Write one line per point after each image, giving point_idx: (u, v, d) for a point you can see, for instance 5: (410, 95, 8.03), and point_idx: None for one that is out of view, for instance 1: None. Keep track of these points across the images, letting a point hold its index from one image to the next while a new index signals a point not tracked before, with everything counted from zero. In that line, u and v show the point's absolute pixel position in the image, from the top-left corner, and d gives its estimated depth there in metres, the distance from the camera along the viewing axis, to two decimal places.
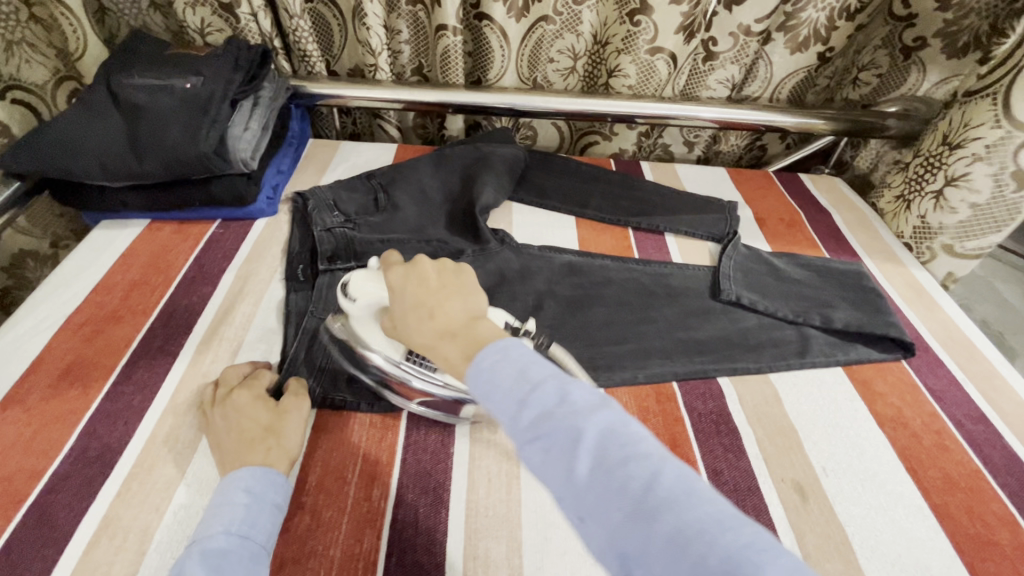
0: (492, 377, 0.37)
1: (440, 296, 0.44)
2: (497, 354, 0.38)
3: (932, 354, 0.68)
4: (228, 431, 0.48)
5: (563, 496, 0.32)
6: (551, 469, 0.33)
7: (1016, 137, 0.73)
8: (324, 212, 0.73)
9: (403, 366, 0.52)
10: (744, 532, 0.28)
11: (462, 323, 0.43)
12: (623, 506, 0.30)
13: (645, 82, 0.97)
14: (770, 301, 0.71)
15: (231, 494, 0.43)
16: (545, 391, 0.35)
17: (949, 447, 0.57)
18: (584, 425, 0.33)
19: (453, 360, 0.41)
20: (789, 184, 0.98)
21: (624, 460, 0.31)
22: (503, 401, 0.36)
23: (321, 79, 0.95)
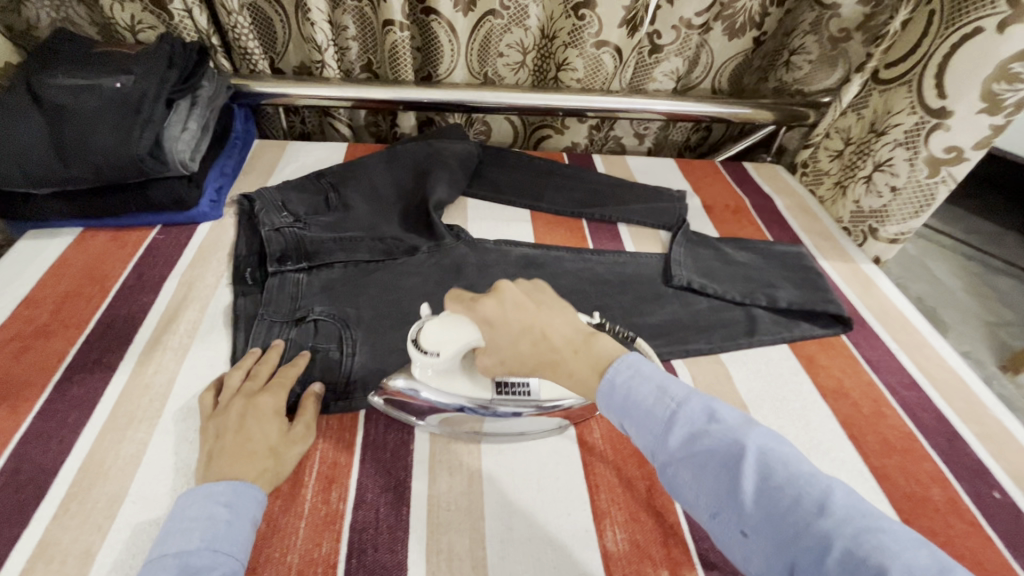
0: (632, 394, 0.42)
1: (543, 316, 0.47)
2: (633, 371, 0.44)
3: (869, 328, 0.72)
4: (236, 432, 0.47)
5: (725, 511, 0.36)
6: (710, 482, 0.37)
7: (929, 124, 0.77)
8: (272, 212, 0.71)
9: (498, 402, 0.53)
10: (925, 554, 0.30)
11: (579, 342, 0.47)
12: (794, 517, 0.34)
13: (593, 75, 0.98)
14: (718, 284, 0.73)
15: (210, 508, 0.41)
16: (694, 410, 0.41)
17: (885, 414, 0.60)
18: (745, 441, 0.38)
19: (579, 372, 0.46)
20: (734, 173, 1.01)
21: (791, 481, 0.35)
22: (647, 419, 0.41)
23: (265, 78, 0.93)
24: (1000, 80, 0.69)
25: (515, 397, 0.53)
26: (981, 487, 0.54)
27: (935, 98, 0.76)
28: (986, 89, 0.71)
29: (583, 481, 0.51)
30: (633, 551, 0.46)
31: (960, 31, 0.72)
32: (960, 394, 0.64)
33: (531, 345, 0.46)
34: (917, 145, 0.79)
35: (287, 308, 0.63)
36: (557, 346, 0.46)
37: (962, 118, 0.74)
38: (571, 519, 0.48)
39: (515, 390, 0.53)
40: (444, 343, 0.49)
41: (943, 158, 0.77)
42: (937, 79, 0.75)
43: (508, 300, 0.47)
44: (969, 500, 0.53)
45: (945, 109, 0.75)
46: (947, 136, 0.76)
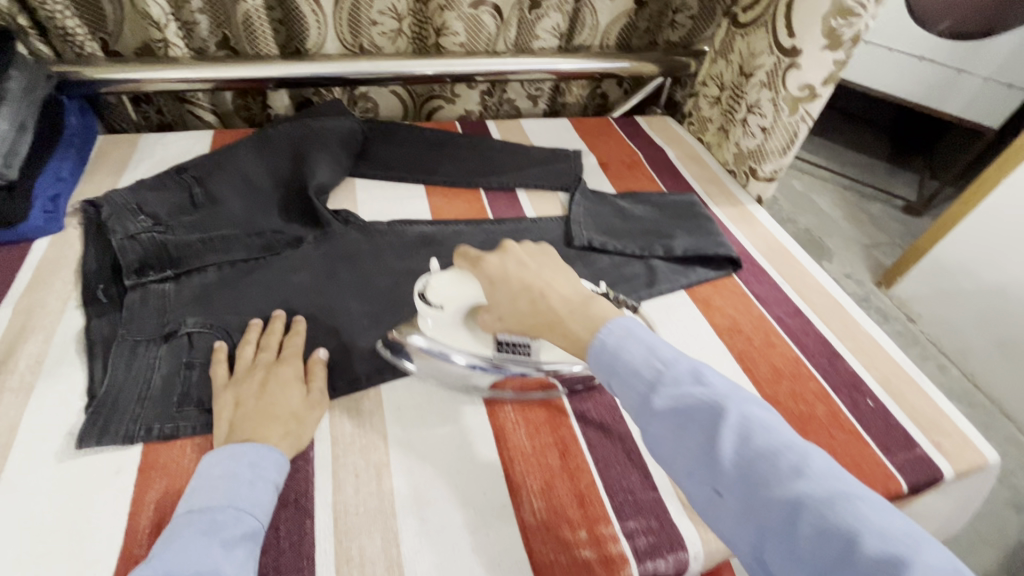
0: (621, 353, 0.42)
1: (542, 279, 0.48)
2: (622, 330, 0.43)
3: (757, 265, 0.76)
4: (258, 398, 0.48)
5: (699, 472, 0.37)
6: (688, 442, 0.38)
7: (784, 63, 0.81)
8: (125, 217, 0.63)
9: (497, 360, 0.53)
10: (894, 518, 0.32)
11: (578, 304, 0.46)
12: (771, 482, 0.34)
13: (476, 37, 0.94)
14: (618, 240, 0.74)
15: (232, 467, 0.42)
16: (680, 371, 0.40)
17: (774, 343, 0.65)
18: (729, 405, 0.38)
19: (573, 331, 0.45)
20: (628, 128, 1.02)
21: (771, 448, 0.35)
22: (632, 377, 0.41)
23: (97, 62, 0.80)
24: (836, 16, 0.73)
25: (515, 356, 0.53)
26: (856, 397, 0.60)
27: (787, 39, 0.79)
28: (826, 26, 0.74)
29: (498, 457, 0.50)
30: (550, 518, 0.46)
31: None
32: (836, 315, 0.70)
33: (526, 302, 0.47)
34: (778, 84, 0.83)
35: (153, 324, 0.55)
36: (553, 306, 0.46)
37: (810, 56, 0.77)
38: (488, 498, 0.47)
39: (514, 350, 0.53)
40: (451, 298, 0.51)
41: (800, 96, 0.81)
42: (787, 19, 0.79)
43: (511, 266, 0.49)
44: (847, 411, 0.58)
45: (795, 48, 0.79)
46: (800, 73, 0.79)
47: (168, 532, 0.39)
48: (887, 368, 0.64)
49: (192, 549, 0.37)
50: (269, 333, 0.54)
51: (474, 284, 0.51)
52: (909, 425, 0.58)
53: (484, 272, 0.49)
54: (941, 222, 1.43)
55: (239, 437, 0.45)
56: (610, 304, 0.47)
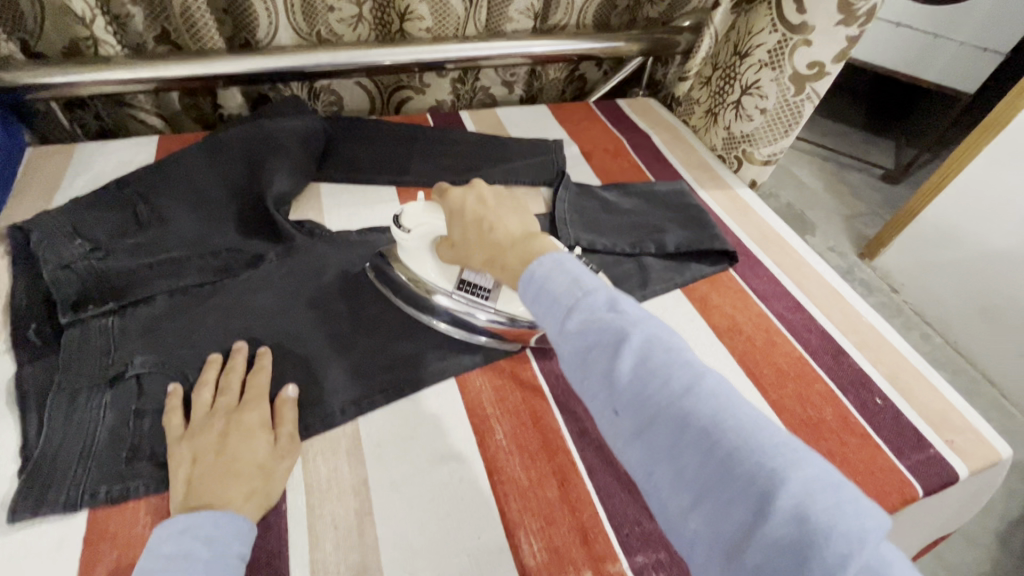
0: (546, 283, 0.38)
1: (497, 213, 0.47)
2: (553, 262, 0.39)
3: (752, 256, 0.72)
4: (217, 453, 0.42)
5: (598, 394, 0.35)
6: (591, 366, 0.35)
7: (792, 40, 0.76)
8: (59, 244, 0.56)
9: (457, 297, 0.56)
10: (779, 436, 0.31)
11: (519, 236, 0.44)
12: (663, 403, 0.32)
13: (443, 22, 0.88)
14: (608, 237, 0.70)
15: (187, 544, 0.36)
16: (595, 298, 0.37)
17: (777, 342, 0.61)
18: (634, 329, 0.35)
19: (511, 266, 0.43)
20: (609, 112, 0.97)
21: (670, 369, 0.33)
22: (550, 304, 0.38)
23: (18, 66, 0.71)
24: None
25: (472, 296, 0.55)
26: (865, 397, 0.57)
27: (795, 14, 0.74)
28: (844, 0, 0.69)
29: (491, 492, 0.46)
30: (552, 561, 0.42)
31: None
32: (838, 307, 0.67)
33: (476, 235, 0.46)
34: (782, 63, 0.78)
35: (95, 367, 0.49)
36: (498, 237, 0.45)
37: (823, 32, 0.73)
38: (484, 542, 0.43)
39: (475, 290, 0.55)
40: (418, 225, 0.52)
41: (807, 74, 0.77)
42: None
43: (472, 197, 0.48)
44: (857, 413, 0.55)
45: (805, 25, 0.74)
46: (810, 50, 0.75)
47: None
48: (894, 362, 0.61)
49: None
50: (228, 371, 0.49)
51: (440, 214, 0.51)
52: (921, 423, 0.55)
53: (447, 203, 0.50)
54: (924, 192, 1.41)
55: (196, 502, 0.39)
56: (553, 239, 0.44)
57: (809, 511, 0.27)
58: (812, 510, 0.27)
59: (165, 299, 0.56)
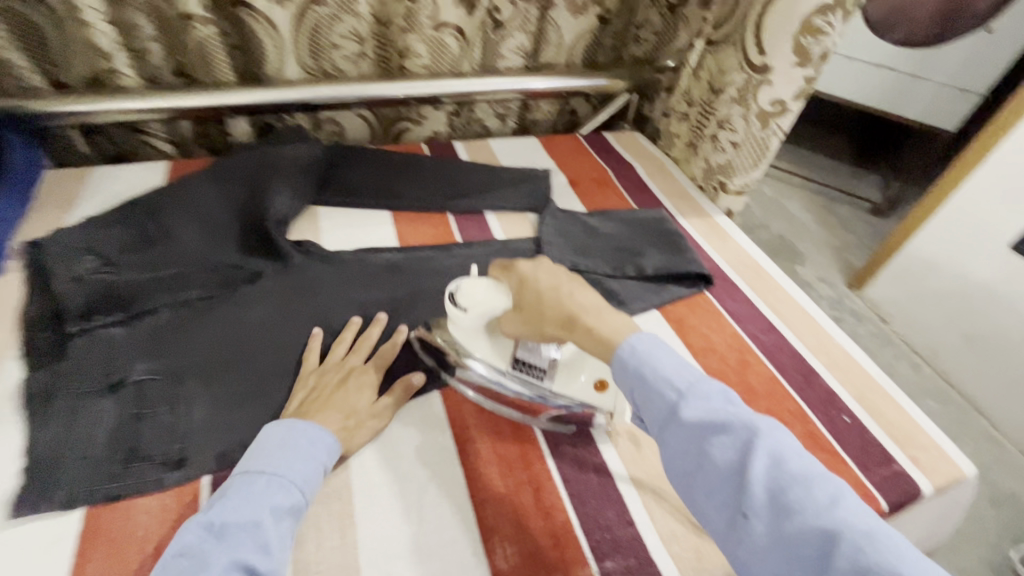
0: (655, 365, 0.43)
1: (568, 287, 0.49)
2: (659, 347, 0.44)
3: (728, 280, 0.76)
4: (332, 391, 0.52)
5: (725, 492, 0.38)
6: (717, 458, 0.38)
7: (756, 79, 0.82)
8: (71, 260, 0.60)
9: (511, 377, 0.53)
10: (920, 555, 0.32)
11: (595, 309, 0.47)
12: (799, 508, 0.35)
13: (438, 58, 0.93)
14: (589, 259, 0.74)
15: (294, 440, 0.45)
16: (712, 393, 0.42)
17: (749, 362, 0.64)
18: (761, 430, 0.39)
19: (599, 334, 0.46)
20: (597, 145, 1.02)
21: (798, 474, 0.36)
22: (662, 390, 0.42)
23: (44, 95, 0.78)
24: (806, 34, 0.76)
25: (528, 378, 0.53)
26: (832, 413, 0.60)
27: (756, 55, 0.81)
28: (797, 43, 0.77)
29: (468, 497, 0.48)
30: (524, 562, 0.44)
31: None
32: (809, 329, 0.70)
33: (549, 300, 0.49)
34: (748, 100, 0.84)
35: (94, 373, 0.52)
36: (575, 306, 0.48)
37: (781, 73, 0.80)
38: (459, 544, 0.45)
39: (528, 370, 0.53)
40: (477, 305, 0.52)
41: (770, 111, 0.83)
42: (757, 37, 0.80)
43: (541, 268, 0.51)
44: (824, 428, 0.58)
45: (766, 66, 0.80)
46: (772, 89, 0.81)
47: (223, 486, 0.41)
48: (862, 382, 0.64)
49: (235, 505, 0.39)
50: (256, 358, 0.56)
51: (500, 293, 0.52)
52: (886, 439, 0.58)
53: (517, 275, 0.51)
54: (908, 222, 1.46)
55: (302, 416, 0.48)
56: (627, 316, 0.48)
57: None
58: None
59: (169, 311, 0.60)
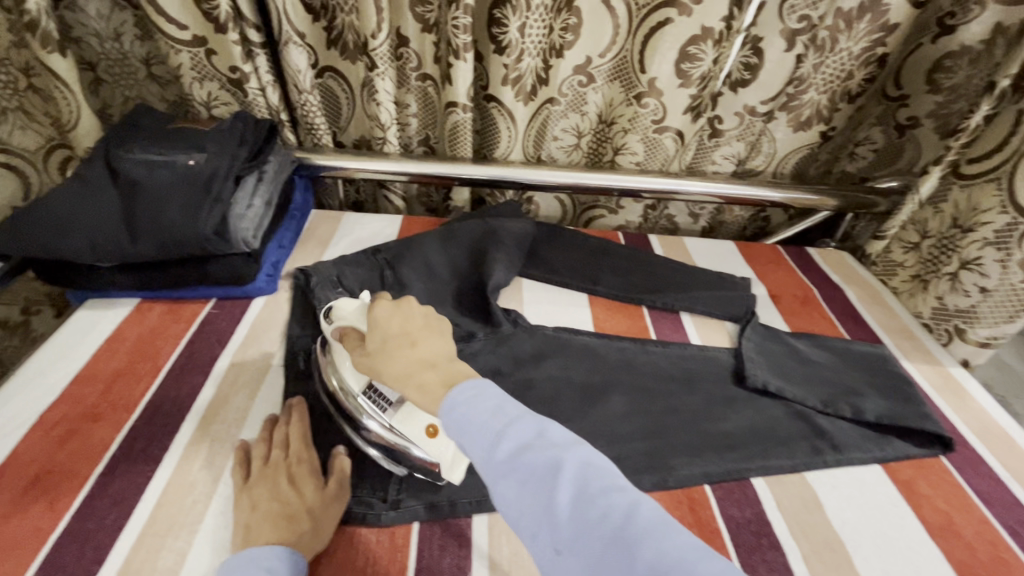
0: (468, 413, 0.39)
1: (417, 332, 0.45)
2: (473, 390, 0.40)
3: (971, 450, 0.65)
4: (273, 502, 0.48)
5: (542, 530, 0.34)
6: (530, 499, 0.35)
7: (1022, 225, 0.71)
8: (327, 288, 0.72)
9: (366, 409, 0.54)
10: (716, 560, 0.31)
11: (444, 357, 0.44)
12: (609, 530, 0.33)
13: (652, 157, 0.97)
14: (797, 388, 0.68)
15: (254, 574, 0.42)
16: (525, 426, 0.38)
17: (1008, 562, 0.53)
18: (566, 457, 0.36)
19: (430, 386, 0.42)
20: (798, 258, 0.97)
21: (600, 494, 0.34)
22: (476, 433, 0.38)
23: (326, 151, 0.95)
24: None
25: (380, 410, 0.54)
26: None
27: None
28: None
29: None
30: None
31: None
32: None
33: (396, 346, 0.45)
34: (1008, 246, 0.73)
35: None
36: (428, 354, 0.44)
37: None
38: None
39: (376, 399, 0.54)
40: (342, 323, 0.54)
41: None
42: None
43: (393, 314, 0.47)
44: None
45: None
46: None
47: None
48: None
49: None
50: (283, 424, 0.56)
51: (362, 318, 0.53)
52: None
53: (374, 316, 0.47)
54: None
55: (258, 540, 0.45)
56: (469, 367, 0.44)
57: None
58: None
59: None
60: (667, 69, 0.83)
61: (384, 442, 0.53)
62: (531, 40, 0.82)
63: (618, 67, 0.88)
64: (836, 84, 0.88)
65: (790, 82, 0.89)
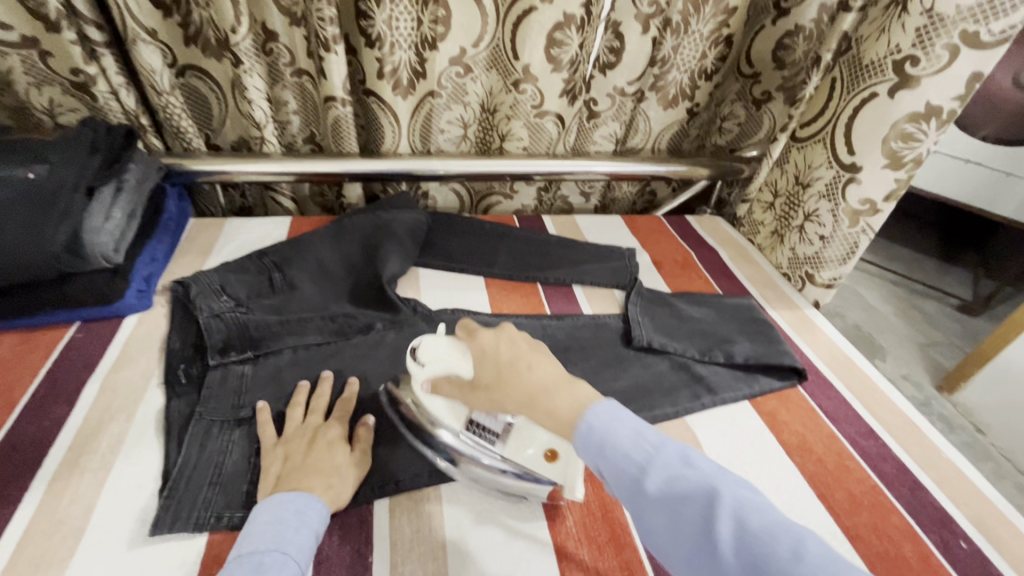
0: (608, 439, 0.41)
1: (529, 355, 0.49)
2: (609, 416, 0.43)
3: (822, 377, 0.74)
4: (306, 457, 0.51)
5: (698, 560, 0.36)
6: (686, 531, 0.37)
7: (843, 177, 0.83)
8: (210, 297, 0.67)
9: (464, 439, 0.54)
10: None
11: (562, 381, 0.46)
12: (773, 566, 0.33)
13: (537, 141, 1.01)
14: (677, 341, 0.74)
15: (279, 514, 0.45)
16: (669, 455, 0.40)
17: (849, 467, 0.62)
18: (719, 489, 0.37)
19: (557, 412, 0.45)
20: (679, 227, 1.05)
21: (765, 530, 0.35)
22: (620, 462, 0.40)
23: (200, 155, 0.89)
24: (897, 140, 0.75)
25: (479, 439, 0.54)
26: (949, 539, 0.56)
27: (846, 154, 0.81)
28: (887, 147, 0.76)
29: None
30: None
31: (860, 95, 0.79)
32: (915, 440, 0.67)
33: (507, 372, 0.48)
34: (836, 196, 0.84)
35: (228, 406, 0.58)
36: (537, 380, 0.46)
37: (869, 172, 0.79)
38: None
39: (482, 433, 0.54)
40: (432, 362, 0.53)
41: (860, 209, 0.82)
42: (846, 136, 0.81)
43: (503, 341, 0.50)
44: (940, 554, 0.54)
45: (855, 164, 0.80)
46: (860, 188, 0.81)
47: None
48: (978, 505, 0.60)
49: None
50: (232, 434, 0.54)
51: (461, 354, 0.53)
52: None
53: (480, 342, 0.50)
54: (992, 338, 1.30)
55: (287, 486, 0.48)
56: (592, 387, 0.46)
57: None
58: None
59: (288, 357, 0.65)
60: (538, 57, 0.87)
61: (481, 469, 0.54)
62: (400, 33, 0.82)
63: (494, 56, 0.90)
64: (693, 63, 0.96)
65: (654, 64, 0.96)
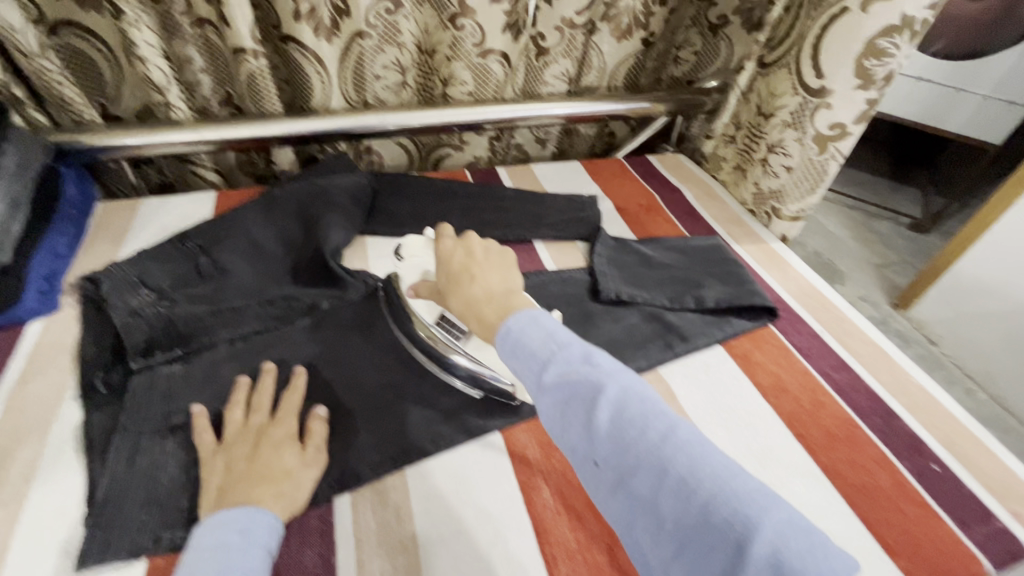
0: (522, 337, 0.42)
1: (482, 271, 0.50)
2: (528, 318, 0.43)
3: (794, 312, 0.73)
4: (250, 464, 0.46)
5: (578, 443, 0.37)
6: (572, 419, 0.37)
7: (812, 103, 0.78)
8: (126, 292, 0.59)
9: (434, 329, 0.59)
10: (749, 480, 0.33)
11: (501, 292, 0.47)
12: (641, 451, 0.34)
13: (484, 86, 0.92)
14: (647, 291, 0.71)
15: (223, 536, 0.40)
16: (572, 352, 0.40)
17: (824, 403, 0.61)
18: (610, 382, 0.37)
19: (489, 318, 0.46)
20: (641, 168, 1.00)
21: (643, 418, 0.36)
22: (527, 357, 0.41)
23: (95, 128, 0.77)
24: (870, 57, 0.71)
25: (449, 332, 0.59)
26: (921, 463, 0.56)
27: (813, 79, 0.77)
28: (859, 65, 0.72)
29: (541, 555, 0.47)
30: None
31: (829, 11, 0.73)
32: (886, 368, 0.66)
33: (457, 283, 0.50)
34: (803, 124, 0.80)
35: (157, 413, 0.52)
36: (477, 288, 0.48)
37: (839, 95, 0.75)
38: None
39: (450, 326, 0.58)
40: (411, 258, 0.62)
41: (828, 134, 0.78)
42: (813, 58, 0.76)
43: (461, 251, 0.52)
44: (914, 480, 0.54)
45: (824, 88, 0.76)
46: (829, 112, 0.77)
47: None
48: (948, 427, 0.60)
49: None
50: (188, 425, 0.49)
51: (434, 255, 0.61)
52: (982, 492, 0.54)
53: (441, 251, 0.53)
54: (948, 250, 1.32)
55: (229, 501, 0.43)
56: (530, 298, 0.47)
57: (783, 557, 0.29)
58: (783, 554, 0.29)
59: (224, 352, 0.58)
60: None
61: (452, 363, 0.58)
62: None
63: None
64: None
65: None
